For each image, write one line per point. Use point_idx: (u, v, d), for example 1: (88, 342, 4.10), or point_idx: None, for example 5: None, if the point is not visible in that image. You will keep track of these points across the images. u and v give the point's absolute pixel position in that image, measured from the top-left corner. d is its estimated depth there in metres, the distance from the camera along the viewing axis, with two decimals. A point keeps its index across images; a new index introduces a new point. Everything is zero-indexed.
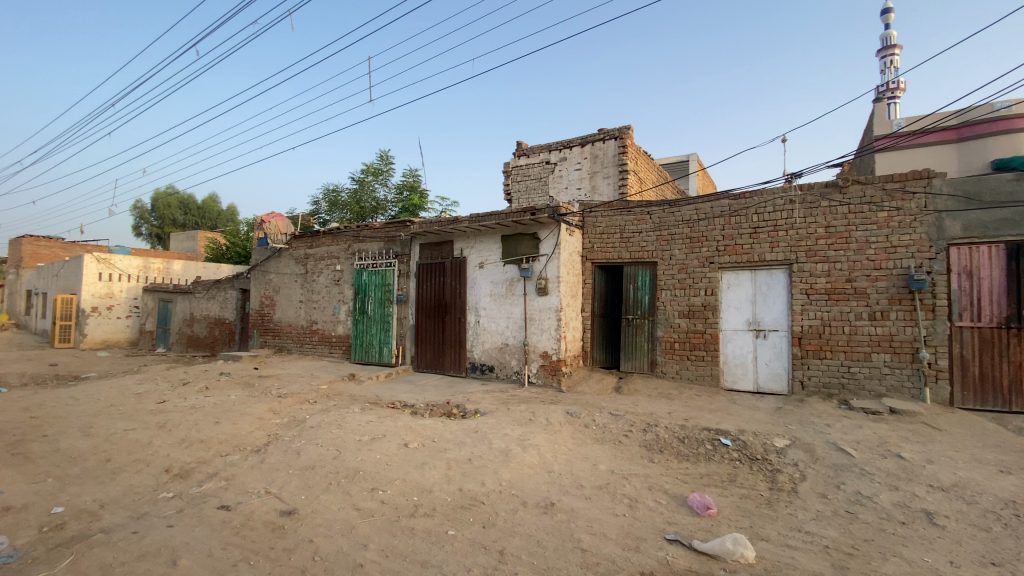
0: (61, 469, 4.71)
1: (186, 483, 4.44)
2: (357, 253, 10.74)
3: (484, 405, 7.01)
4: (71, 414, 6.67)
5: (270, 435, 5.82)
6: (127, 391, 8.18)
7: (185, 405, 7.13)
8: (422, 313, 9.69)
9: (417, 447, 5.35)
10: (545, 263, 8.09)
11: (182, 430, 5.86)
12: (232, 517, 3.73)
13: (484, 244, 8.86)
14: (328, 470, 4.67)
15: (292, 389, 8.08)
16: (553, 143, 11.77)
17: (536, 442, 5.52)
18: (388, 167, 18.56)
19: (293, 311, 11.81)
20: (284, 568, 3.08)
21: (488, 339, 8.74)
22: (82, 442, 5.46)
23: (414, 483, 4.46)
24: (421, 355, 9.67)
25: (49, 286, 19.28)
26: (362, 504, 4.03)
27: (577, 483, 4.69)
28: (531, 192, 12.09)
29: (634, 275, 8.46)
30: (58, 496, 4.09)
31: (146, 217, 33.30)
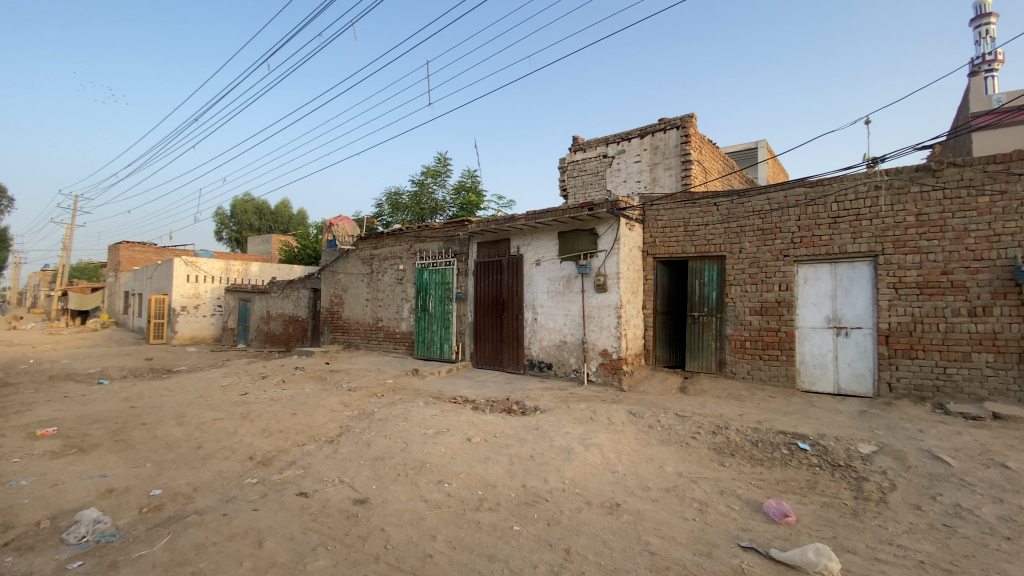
0: (159, 454, 5.16)
1: (268, 470, 4.73)
2: (419, 253, 11.04)
3: (544, 402, 6.98)
4: (166, 405, 7.30)
5: (342, 426, 6.08)
6: (214, 384, 8.86)
7: (265, 396, 7.61)
8: (480, 311, 9.80)
9: (480, 441, 5.41)
10: (604, 259, 7.92)
11: (263, 421, 6.25)
12: (310, 503, 3.92)
13: (541, 241, 8.81)
14: (396, 462, 4.81)
15: (361, 382, 8.44)
16: (611, 135, 11.52)
17: (598, 442, 5.42)
18: (446, 167, 18.93)
19: (360, 308, 12.32)
20: (358, 554, 3.19)
21: (545, 337, 8.69)
22: (176, 430, 5.96)
23: (479, 477, 4.51)
24: (480, 352, 9.78)
25: (145, 287, 21.21)
26: (429, 496, 4.12)
27: (642, 485, 4.55)
28: (588, 187, 11.92)
29: (700, 270, 8.13)
30: (157, 479, 4.48)
31: (226, 224, 36.03)
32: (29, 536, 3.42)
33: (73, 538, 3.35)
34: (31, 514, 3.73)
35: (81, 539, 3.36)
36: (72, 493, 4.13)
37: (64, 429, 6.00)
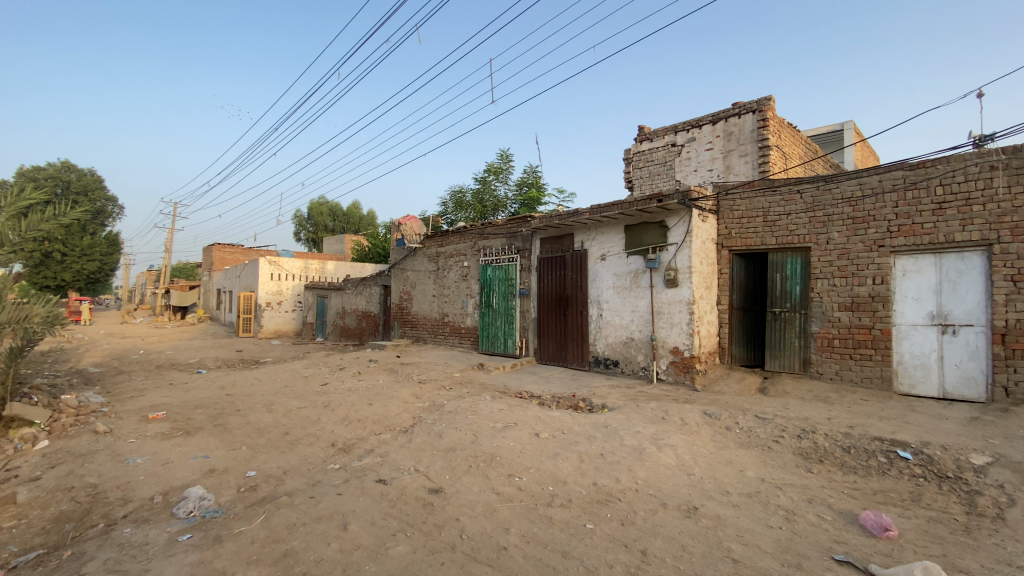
0: (252, 439, 5.57)
1: (349, 456, 4.96)
2: (482, 249, 11.16)
3: (612, 400, 6.83)
4: (256, 393, 7.88)
5: (414, 417, 6.27)
6: (297, 374, 9.47)
7: (343, 387, 8.03)
8: (544, 307, 9.76)
9: (549, 437, 5.38)
10: (675, 252, 7.62)
11: (342, 410, 6.58)
12: (389, 490, 4.07)
13: (607, 235, 8.62)
14: (467, 454, 4.89)
15: (430, 375, 8.69)
16: (679, 123, 11.08)
17: (672, 442, 5.22)
18: (508, 164, 19.05)
19: (427, 304, 12.68)
20: (435, 542, 3.27)
21: (612, 333, 8.51)
22: (266, 416, 6.42)
23: (549, 473, 4.47)
24: (543, 347, 9.75)
25: (234, 285, 23.04)
26: (501, 489, 4.14)
27: (722, 489, 4.32)
28: (656, 177, 11.54)
29: (781, 263, 7.62)
30: (251, 461, 4.84)
31: (304, 225, 38.45)
32: (146, 510, 3.79)
33: (183, 513, 3.68)
34: (146, 489, 4.15)
35: (189, 514, 3.68)
36: (180, 471, 4.54)
37: (171, 413, 6.64)
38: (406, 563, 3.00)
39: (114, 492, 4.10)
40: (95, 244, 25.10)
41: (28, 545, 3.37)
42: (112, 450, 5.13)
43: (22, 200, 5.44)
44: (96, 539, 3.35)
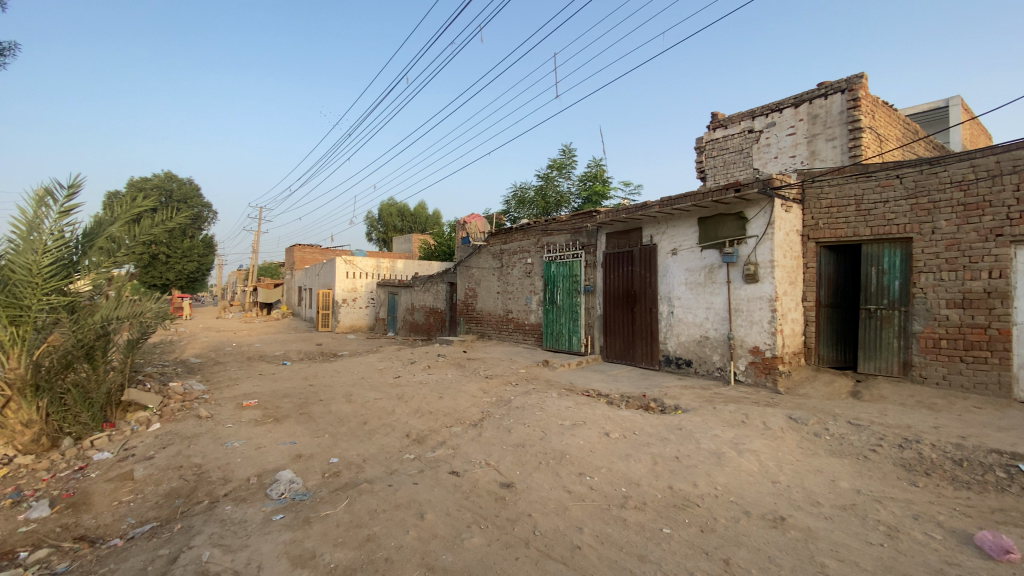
0: (334, 427, 5.89)
1: (422, 448, 5.11)
2: (546, 246, 11.11)
3: (686, 401, 6.56)
4: (336, 384, 8.35)
5: (483, 411, 6.36)
6: (372, 367, 9.93)
7: (414, 380, 8.33)
8: (610, 303, 9.55)
9: (619, 437, 5.25)
10: (755, 245, 7.19)
11: (414, 402, 6.80)
12: (462, 482, 4.15)
13: (678, 229, 8.28)
14: (537, 450, 4.88)
15: (496, 370, 8.79)
16: (757, 107, 10.44)
17: (753, 448, 4.93)
18: (571, 159, 18.85)
19: (492, 300, 12.84)
20: (509, 536, 3.28)
21: (684, 332, 8.18)
22: (346, 406, 6.76)
23: (621, 474, 4.36)
24: (610, 346, 9.55)
25: (313, 283, 24.55)
26: (572, 487, 4.09)
27: (811, 499, 4.01)
28: (731, 167, 10.97)
29: (877, 256, 6.96)
30: (333, 448, 5.11)
31: (375, 226, 40.31)
32: (243, 490, 4.11)
33: (275, 494, 3.95)
34: (243, 471, 4.50)
35: (281, 495, 3.95)
36: (271, 456, 4.89)
37: (262, 401, 7.18)
38: (481, 555, 3.03)
39: (216, 472, 4.48)
40: (193, 246, 27.71)
41: (144, 518, 3.77)
42: (214, 434, 5.62)
43: (135, 207, 6.05)
44: (202, 514, 3.68)
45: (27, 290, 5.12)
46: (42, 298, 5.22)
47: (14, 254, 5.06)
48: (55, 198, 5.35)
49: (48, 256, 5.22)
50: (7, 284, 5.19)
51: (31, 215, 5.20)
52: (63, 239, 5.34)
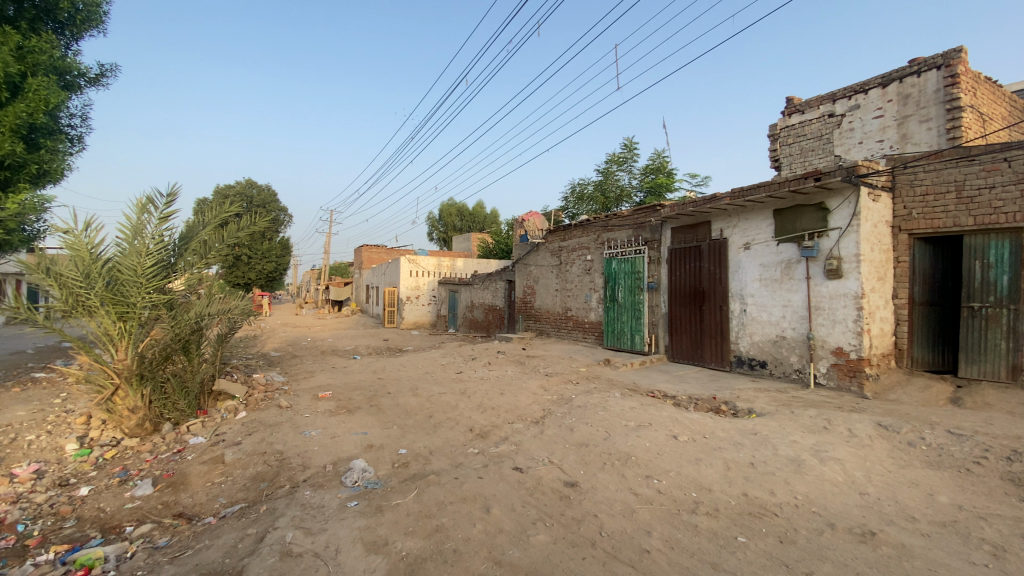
0: (402, 420, 6.10)
1: (486, 442, 5.18)
2: (607, 242, 10.92)
3: (760, 405, 6.21)
4: (402, 378, 8.67)
5: (544, 409, 6.35)
6: (436, 362, 10.21)
7: (476, 376, 8.48)
8: (676, 301, 9.22)
9: (688, 440, 5.05)
10: (838, 238, 6.68)
11: (477, 398, 6.91)
12: (526, 479, 4.16)
13: (751, 222, 7.85)
14: (601, 450, 4.80)
15: (557, 368, 8.76)
16: (838, 90, 9.70)
17: (837, 456, 4.59)
18: (632, 153, 18.40)
19: (551, 298, 12.79)
20: (575, 535, 3.24)
21: (757, 331, 7.75)
22: (412, 400, 6.99)
23: (691, 478, 4.19)
24: (676, 345, 9.23)
25: (379, 281, 25.62)
26: (639, 490, 3.98)
27: (905, 514, 3.66)
28: (809, 154, 10.26)
29: (982, 249, 6.23)
30: (402, 440, 5.30)
31: (436, 225, 41.45)
32: (320, 476, 4.35)
33: (350, 482, 4.15)
34: (320, 459, 4.77)
35: (354, 483, 4.15)
36: (345, 445, 5.14)
37: (335, 392, 7.58)
38: (548, 553, 3.02)
39: (296, 458, 4.78)
40: (272, 248, 29.77)
41: (235, 499, 4.09)
42: (293, 423, 6.00)
43: (223, 212, 6.54)
44: (284, 498, 3.93)
45: (134, 289, 5.67)
46: (146, 296, 5.76)
47: (122, 257, 5.61)
48: (155, 205, 5.89)
49: (150, 257, 5.75)
50: (114, 283, 5.73)
51: (136, 221, 5.75)
52: (162, 242, 5.86)
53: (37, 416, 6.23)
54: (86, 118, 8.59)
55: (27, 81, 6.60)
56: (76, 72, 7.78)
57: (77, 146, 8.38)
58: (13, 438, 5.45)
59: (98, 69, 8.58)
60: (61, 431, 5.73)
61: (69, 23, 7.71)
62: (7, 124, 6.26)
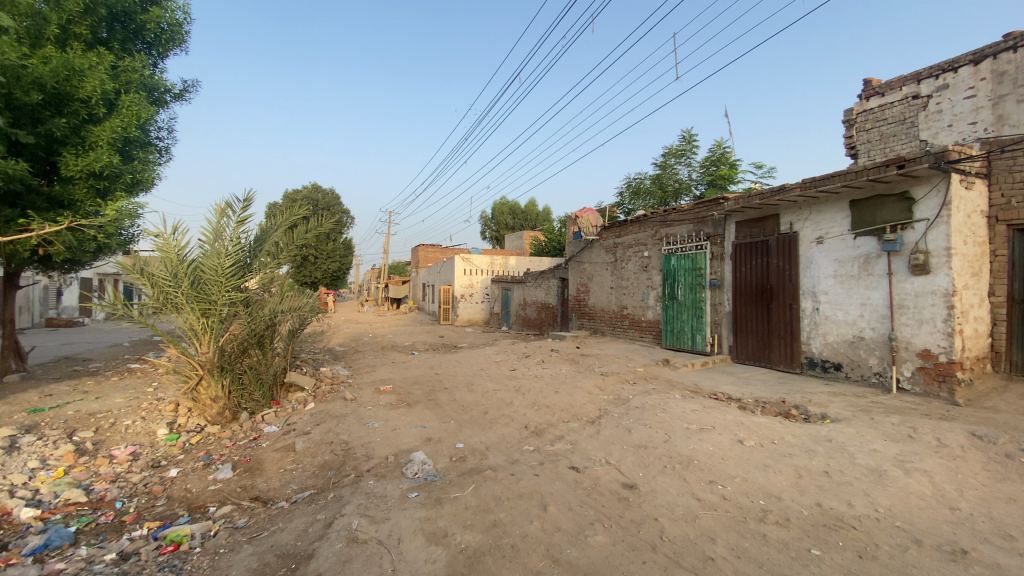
0: (458, 415, 6.21)
1: (541, 440, 5.18)
2: (666, 238, 10.61)
3: (834, 410, 5.82)
4: (458, 374, 8.84)
5: (600, 409, 6.25)
6: (490, 359, 10.33)
7: (530, 373, 8.50)
8: (740, 299, 8.80)
9: (755, 445, 4.81)
10: (925, 230, 6.13)
11: (532, 395, 6.92)
12: (583, 479, 4.12)
13: (824, 214, 7.36)
14: (661, 453, 4.67)
15: (612, 368, 8.61)
16: (923, 69, 8.91)
17: (924, 467, 4.21)
18: (691, 145, 17.77)
19: (605, 296, 12.59)
20: (635, 539, 3.17)
21: (831, 331, 7.27)
22: (468, 395, 7.12)
23: (759, 485, 3.98)
24: (740, 345, 8.82)
25: (435, 280, 26.25)
26: (702, 495, 3.83)
27: (1005, 532, 3.31)
28: (889, 140, 9.49)
29: None
30: (459, 435, 5.40)
31: (489, 224, 41.95)
32: (383, 467, 4.51)
33: (410, 473, 4.29)
34: (382, 450, 4.95)
35: (414, 475, 4.27)
36: (405, 438, 5.30)
37: (395, 387, 7.85)
38: (607, 555, 2.97)
39: (360, 449, 4.99)
40: (336, 249, 31.25)
41: (305, 485, 4.33)
42: (357, 415, 6.26)
43: (293, 215, 7.00)
44: (350, 486, 4.11)
45: (215, 288, 6.14)
46: (225, 294, 6.21)
47: (205, 258, 6.10)
48: (233, 210, 6.33)
49: (229, 259, 6.21)
50: (198, 282, 6.23)
51: (216, 225, 6.21)
52: (239, 244, 6.33)
53: (133, 403, 6.88)
54: (172, 131, 9.37)
55: (122, 98, 7.28)
56: (162, 88, 8.51)
57: (164, 157, 9.16)
58: (113, 423, 6.05)
59: (181, 85, 9.35)
60: (153, 417, 6.29)
61: (156, 43, 8.46)
62: (104, 138, 6.92)
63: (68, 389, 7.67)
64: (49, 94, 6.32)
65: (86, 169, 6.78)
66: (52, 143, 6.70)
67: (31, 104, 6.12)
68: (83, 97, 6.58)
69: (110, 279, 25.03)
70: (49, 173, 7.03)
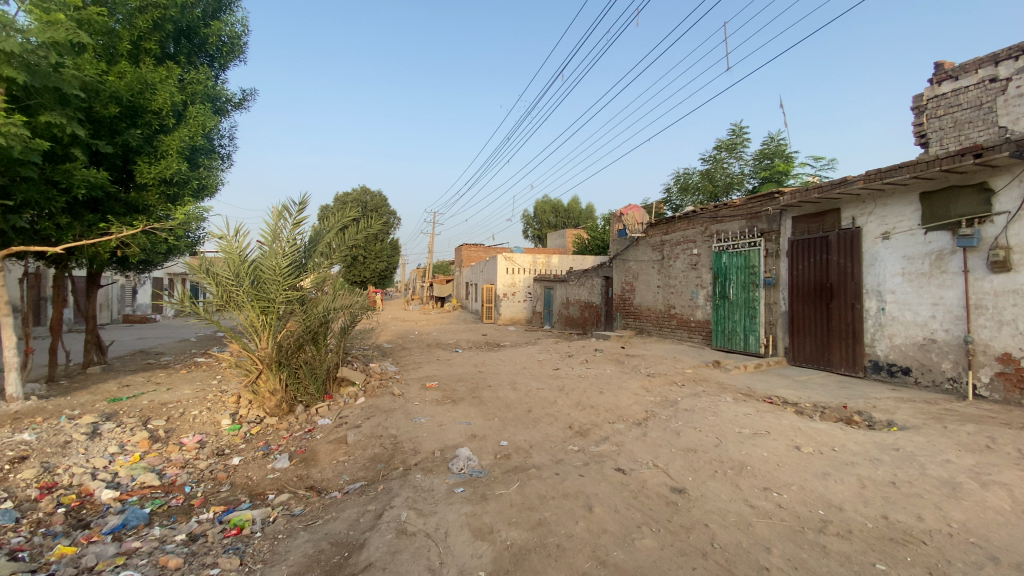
0: (503, 412, 6.27)
1: (586, 441, 5.13)
2: (716, 235, 10.27)
3: (902, 417, 5.45)
4: (502, 372, 8.91)
5: (647, 411, 6.13)
6: (533, 358, 10.35)
7: (574, 373, 8.46)
8: (797, 298, 8.39)
9: (813, 452, 4.58)
10: (1006, 224, 5.65)
11: (576, 395, 6.88)
12: (629, 481, 4.06)
13: (891, 207, 6.90)
14: (711, 458, 4.53)
15: (659, 369, 8.43)
16: (1003, 49, 8.20)
17: (1004, 480, 3.88)
18: (743, 138, 17.09)
19: (652, 294, 12.33)
20: (685, 544, 3.09)
21: (899, 333, 6.81)
22: (512, 393, 7.16)
23: (817, 494, 3.79)
24: (797, 347, 8.41)
25: (479, 279, 26.52)
26: (755, 502, 3.68)
27: None
28: (964, 127, 8.78)
29: None
30: (503, 432, 5.44)
31: (531, 223, 42.03)
32: (430, 462, 4.61)
33: (456, 469, 4.36)
34: (429, 445, 5.06)
35: (460, 470, 4.34)
36: (451, 433, 5.39)
37: (441, 383, 8.00)
38: (654, 559, 2.91)
39: (408, 443, 5.12)
40: (384, 249, 32.19)
41: (356, 477, 4.49)
42: (405, 410, 6.43)
43: (344, 217, 7.26)
44: (399, 479, 4.23)
45: (273, 287, 6.43)
46: (283, 293, 6.50)
47: (264, 258, 6.43)
48: (290, 212, 6.64)
49: (286, 259, 6.51)
50: (258, 282, 6.56)
51: (274, 226, 6.53)
52: (295, 245, 6.63)
53: (200, 394, 7.36)
54: (234, 138, 9.93)
55: (189, 109, 7.78)
56: (224, 98, 9.02)
57: (227, 163, 9.71)
58: (182, 413, 6.49)
59: (242, 95, 9.88)
60: (218, 408, 6.70)
61: (218, 56, 8.97)
62: (174, 147, 7.41)
63: (143, 380, 8.31)
64: (125, 107, 6.86)
65: (158, 176, 7.28)
66: (128, 153, 7.24)
67: (109, 116, 6.65)
68: (155, 109, 7.09)
69: (179, 279, 26.83)
70: (126, 181, 7.59)
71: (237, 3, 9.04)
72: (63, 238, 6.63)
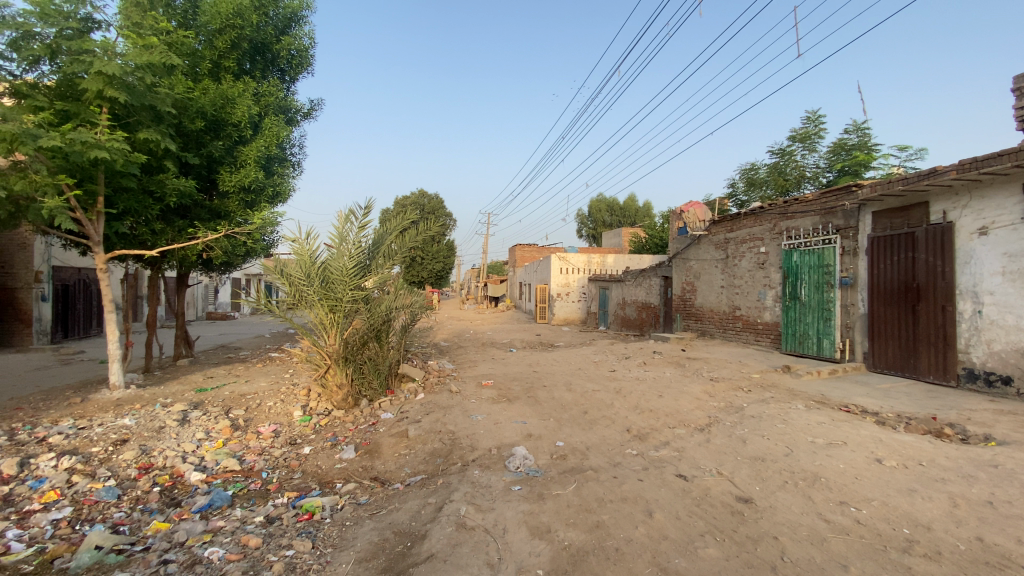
0: (558, 413, 6.26)
1: (645, 445, 5.02)
2: (787, 232, 9.73)
3: (1001, 431, 4.93)
4: (557, 372, 8.89)
5: (710, 416, 5.90)
6: (589, 359, 10.26)
7: (631, 375, 8.29)
8: (878, 299, 7.78)
9: (897, 466, 4.23)
10: None
11: (633, 398, 6.74)
12: (691, 488, 3.93)
13: (989, 200, 6.26)
14: (781, 467, 4.30)
15: (722, 373, 8.10)
16: None
17: None
18: (818, 128, 16.07)
19: (714, 295, 11.87)
20: (752, 556, 2.96)
21: (998, 339, 6.16)
22: (568, 394, 7.13)
23: (901, 511, 3.51)
24: (877, 353, 7.81)
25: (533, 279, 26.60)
26: (830, 516, 3.46)
27: None
28: None
29: None
30: (559, 433, 5.43)
31: (586, 223, 41.66)
32: (487, 459, 4.69)
33: (513, 467, 4.41)
34: (486, 442, 5.14)
35: (517, 469, 4.38)
36: (507, 432, 5.44)
37: (497, 382, 8.10)
38: (719, 569, 2.81)
39: (465, 440, 5.23)
40: (440, 250, 33.03)
41: (417, 470, 4.64)
42: (462, 407, 6.57)
43: (405, 219, 7.54)
44: (457, 474, 4.33)
45: (341, 286, 6.78)
46: (349, 292, 6.83)
47: (333, 259, 6.80)
48: (356, 215, 6.97)
49: (351, 260, 6.85)
50: (326, 282, 6.93)
51: (342, 229, 6.88)
52: (360, 246, 6.97)
53: (275, 387, 7.88)
54: (303, 147, 10.56)
55: (264, 121, 8.36)
56: (295, 109, 9.60)
57: (298, 170, 10.33)
58: (259, 403, 6.98)
59: (311, 105, 10.48)
60: (290, 400, 7.14)
61: (289, 69, 9.55)
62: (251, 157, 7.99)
63: (225, 372, 9.02)
64: (209, 121, 7.50)
65: (238, 184, 7.87)
66: (212, 164, 7.87)
67: (196, 130, 7.27)
68: (235, 121, 7.68)
69: (255, 279, 28.82)
70: (210, 189, 8.25)
71: (306, 18, 9.60)
72: (157, 242, 7.33)
